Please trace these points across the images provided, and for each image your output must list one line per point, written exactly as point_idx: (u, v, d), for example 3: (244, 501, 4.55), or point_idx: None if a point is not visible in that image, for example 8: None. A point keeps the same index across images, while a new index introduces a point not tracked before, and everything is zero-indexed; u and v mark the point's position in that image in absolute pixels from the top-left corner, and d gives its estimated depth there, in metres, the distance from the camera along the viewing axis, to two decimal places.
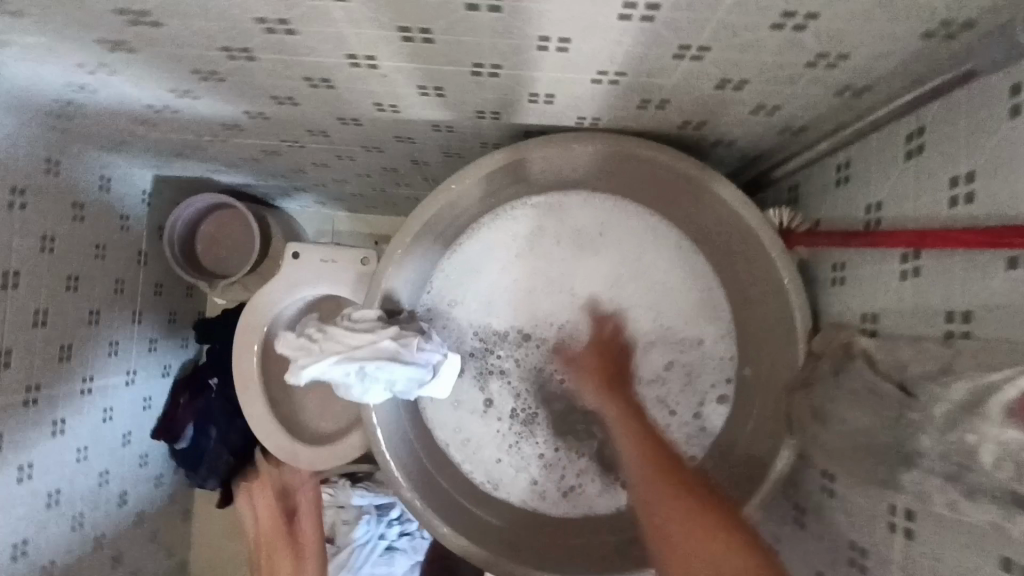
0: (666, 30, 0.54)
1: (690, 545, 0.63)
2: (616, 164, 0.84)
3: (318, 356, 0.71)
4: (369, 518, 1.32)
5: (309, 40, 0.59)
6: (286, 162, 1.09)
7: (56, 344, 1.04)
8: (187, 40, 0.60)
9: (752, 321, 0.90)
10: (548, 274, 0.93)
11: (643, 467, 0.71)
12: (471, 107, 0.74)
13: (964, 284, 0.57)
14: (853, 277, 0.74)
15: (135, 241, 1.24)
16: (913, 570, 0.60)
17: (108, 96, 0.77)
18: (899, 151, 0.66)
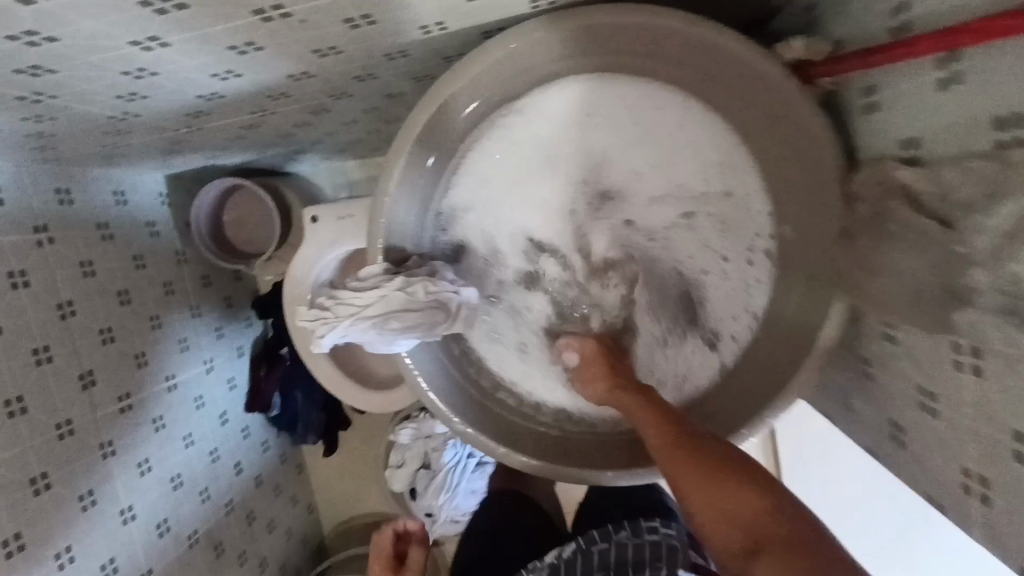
0: None
1: (739, 537, 0.55)
2: (592, 38, 0.73)
3: (332, 322, 0.72)
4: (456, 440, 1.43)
5: (204, 8, 0.54)
6: (270, 131, 1.06)
7: (131, 354, 1.13)
8: (95, 45, 0.57)
9: (782, 174, 0.80)
10: (558, 194, 0.84)
11: (676, 459, 0.64)
12: (411, 24, 0.66)
13: (1007, 83, 0.46)
14: (887, 99, 0.63)
15: (169, 243, 1.28)
16: (983, 407, 0.55)
17: (68, 117, 0.76)
18: None
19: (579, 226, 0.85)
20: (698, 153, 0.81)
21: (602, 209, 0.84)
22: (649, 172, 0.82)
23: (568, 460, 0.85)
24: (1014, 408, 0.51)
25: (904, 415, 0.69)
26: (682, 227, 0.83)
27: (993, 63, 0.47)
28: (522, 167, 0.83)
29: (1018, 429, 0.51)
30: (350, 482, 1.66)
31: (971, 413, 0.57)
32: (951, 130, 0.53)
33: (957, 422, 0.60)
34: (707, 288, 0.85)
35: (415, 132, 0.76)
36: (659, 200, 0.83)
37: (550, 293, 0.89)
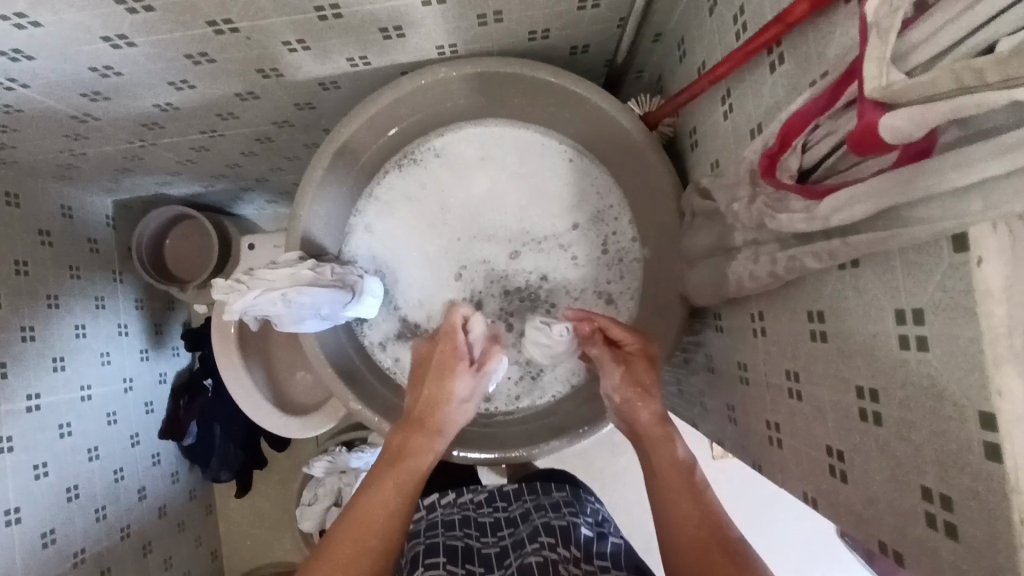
0: None
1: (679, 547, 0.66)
2: (480, 85, 0.92)
3: (244, 292, 0.82)
4: None
5: (167, 13, 0.69)
6: (219, 159, 1.19)
7: (48, 357, 1.15)
8: (70, 35, 0.70)
9: (641, 204, 0.97)
10: (450, 204, 1.00)
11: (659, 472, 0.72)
12: (338, 55, 0.84)
13: (750, 103, 0.65)
14: (700, 134, 0.81)
15: (107, 262, 1.35)
16: (771, 359, 0.68)
17: (33, 111, 0.88)
18: (704, 6, 0.74)
19: (474, 239, 1.00)
20: (564, 180, 1.00)
21: (493, 225, 1.00)
22: (524, 177, 1.00)
23: (470, 444, 0.93)
24: (783, 349, 0.65)
25: (732, 394, 0.82)
26: (552, 229, 1.00)
27: (742, 93, 0.66)
28: (422, 182, 1.00)
29: (789, 366, 0.64)
30: (260, 527, 1.62)
31: (765, 369, 0.70)
32: (727, 146, 0.72)
33: (759, 383, 0.73)
34: (582, 284, 1.00)
35: (329, 154, 0.89)
36: (533, 206, 1.00)
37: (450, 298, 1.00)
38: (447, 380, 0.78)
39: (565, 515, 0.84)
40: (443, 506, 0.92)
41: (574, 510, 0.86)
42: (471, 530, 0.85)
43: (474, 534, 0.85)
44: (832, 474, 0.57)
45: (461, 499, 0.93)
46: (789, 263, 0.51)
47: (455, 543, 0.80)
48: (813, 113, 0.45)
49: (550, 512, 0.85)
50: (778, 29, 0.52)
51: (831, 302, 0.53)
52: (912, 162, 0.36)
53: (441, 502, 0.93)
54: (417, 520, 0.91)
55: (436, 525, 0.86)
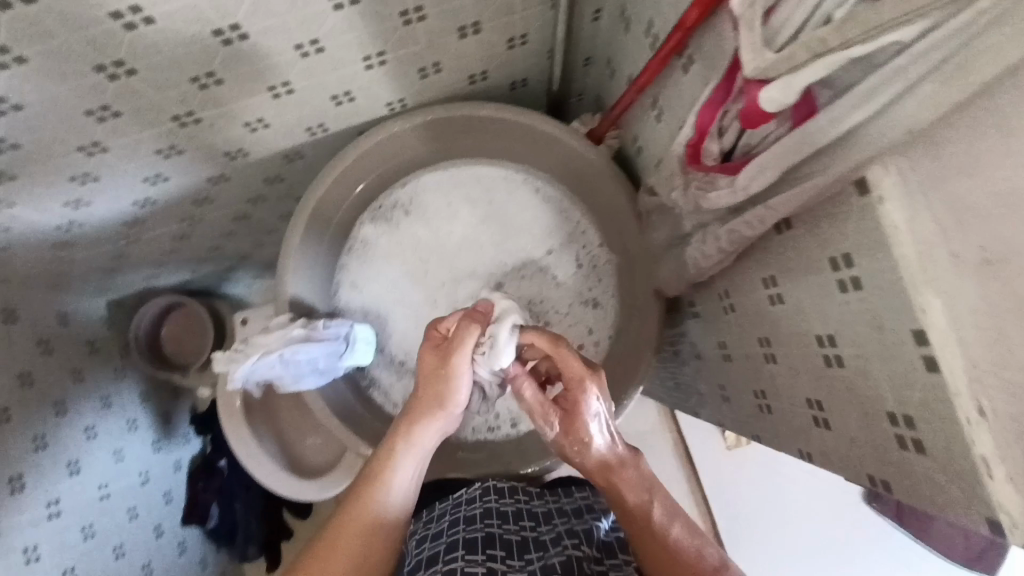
0: (378, 7, 0.70)
1: None
2: (436, 131, 0.98)
3: (244, 358, 0.86)
4: None
5: (134, 116, 0.75)
6: (203, 244, 1.25)
7: (63, 463, 1.17)
8: (48, 150, 0.75)
9: (604, 216, 1.02)
10: (426, 250, 1.03)
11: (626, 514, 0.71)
12: (298, 126, 0.90)
13: (677, 103, 0.71)
14: (642, 138, 0.87)
15: (109, 360, 1.39)
16: (743, 330, 0.73)
17: (21, 229, 0.93)
18: (622, 26, 0.82)
19: (455, 279, 1.02)
20: (531, 209, 1.04)
21: (470, 264, 1.03)
22: (493, 218, 1.04)
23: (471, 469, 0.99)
24: (750, 317, 0.69)
25: (720, 374, 0.85)
26: (528, 258, 1.03)
27: (668, 94, 0.72)
28: (394, 239, 1.03)
29: (760, 334, 0.68)
30: None
31: (741, 342, 0.75)
32: (666, 146, 0.78)
33: (739, 356, 0.77)
34: (567, 299, 1.02)
35: (305, 218, 0.95)
36: (507, 227, 1.04)
37: None
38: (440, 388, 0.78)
39: (588, 520, 0.86)
40: (465, 502, 0.90)
41: (596, 515, 0.89)
42: (493, 522, 0.85)
43: (496, 523, 0.85)
44: (817, 425, 0.60)
45: (481, 492, 0.92)
46: (732, 236, 0.56)
47: (475, 535, 0.80)
48: (720, 101, 0.51)
49: (569, 518, 0.88)
50: (679, 35, 0.59)
51: (777, 265, 0.58)
52: (798, 127, 0.41)
53: (462, 496, 0.92)
54: (437, 514, 0.90)
55: (458, 523, 0.85)
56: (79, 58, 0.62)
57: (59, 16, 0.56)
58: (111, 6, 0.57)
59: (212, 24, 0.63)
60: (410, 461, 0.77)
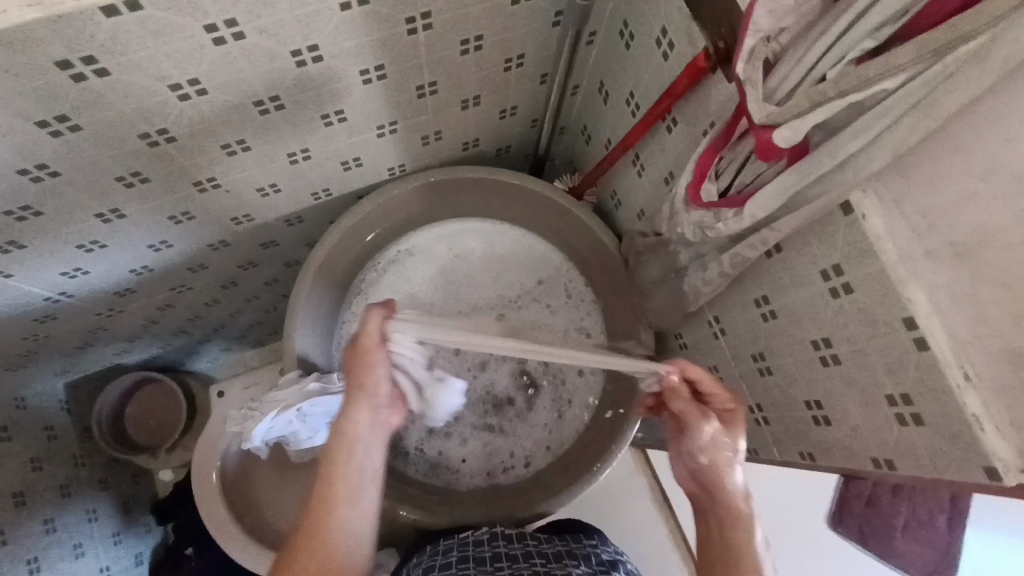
0: (399, 82, 0.78)
1: None
2: (432, 192, 1.06)
3: (259, 418, 0.85)
4: None
5: (159, 182, 0.78)
6: (183, 314, 1.23)
7: (22, 560, 1.08)
8: (67, 217, 0.77)
9: (587, 264, 1.11)
10: (430, 285, 1.10)
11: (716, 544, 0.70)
12: (305, 191, 0.95)
13: (659, 157, 0.82)
14: (622, 192, 0.98)
15: (68, 446, 1.30)
16: (736, 350, 0.82)
17: (9, 301, 0.90)
18: (600, 99, 0.93)
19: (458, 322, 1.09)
20: (523, 252, 1.13)
21: (471, 308, 1.09)
22: (489, 262, 1.12)
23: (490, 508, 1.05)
24: (743, 338, 0.79)
25: None
26: (523, 299, 1.11)
27: (651, 151, 0.84)
28: (399, 281, 1.11)
29: (753, 352, 0.77)
30: None
31: (734, 362, 0.84)
32: (649, 196, 0.89)
33: (732, 376, 0.85)
34: (564, 325, 1.10)
35: (310, 276, 0.99)
36: (503, 271, 1.12)
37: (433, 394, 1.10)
38: (367, 384, 0.76)
39: (597, 568, 0.85)
40: (474, 543, 0.94)
41: (608, 566, 0.87)
42: (502, 564, 0.87)
43: (503, 565, 0.86)
44: (817, 423, 0.69)
45: (491, 536, 0.95)
46: (735, 260, 0.66)
47: None
48: (719, 147, 0.62)
49: (579, 563, 0.86)
50: (668, 101, 0.71)
51: (769, 285, 0.68)
52: (794, 164, 0.51)
53: (474, 537, 0.95)
54: (448, 550, 0.93)
55: (467, 560, 0.88)
56: (127, 128, 0.66)
57: (123, 88, 0.60)
58: (173, 78, 0.62)
59: (256, 95, 0.69)
60: (355, 475, 0.74)
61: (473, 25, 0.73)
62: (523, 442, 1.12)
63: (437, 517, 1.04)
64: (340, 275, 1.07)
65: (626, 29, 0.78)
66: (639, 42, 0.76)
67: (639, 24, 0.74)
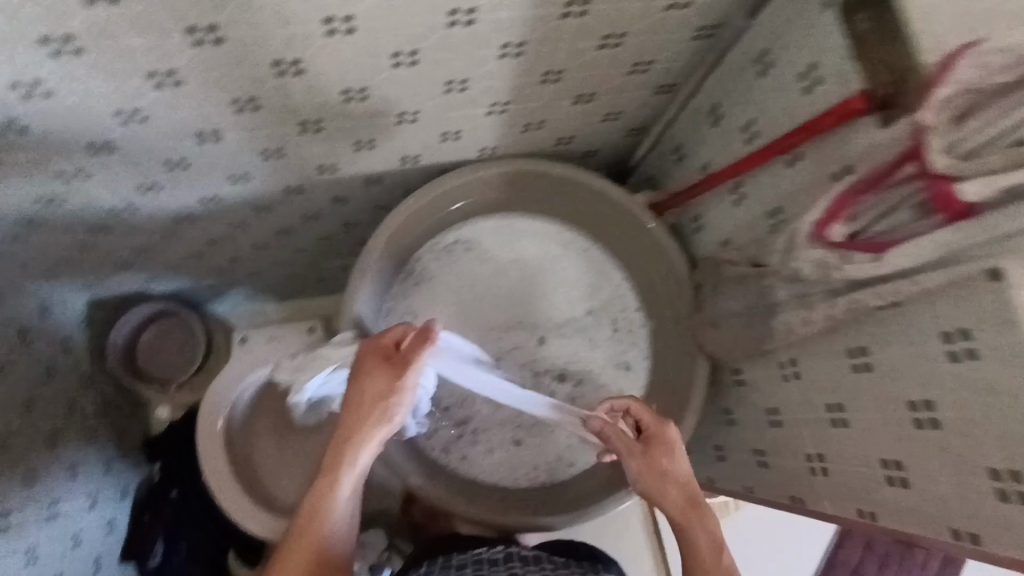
0: (531, 63, 0.77)
1: None
2: (508, 183, 1.05)
3: (315, 371, 0.83)
4: None
5: (269, 114, 0.76)
6: (227, 253, 1.19)
7: (20, 471, 1.04)
8: (169, 130, 0.75)
9: (651, 284, 1.09)
10: (483, 276, 1.09)
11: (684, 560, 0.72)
12: (396, 153, 0.92)
13: (767, 192, 0.81)
14: (706, 219, 0.97)
15: (78, 364, 1.26)
16: (808, 398, 0.81)
17: (75, 205, 0.87)
18: (705, 123, 0.90)
19: (509, 318, 1.08)
20: (580, 262, 1.12)
21: (523, 306, 1.09)
22: (548, 266, 1.11)
23: (512, 514, 1.02)
24: (821, 385, 0.78)
25: (761, 439, 0.93)
26: (574, 307, 1.10)
27: (760, 182, 0.82)
28: (451, 269, 1.09)
29: (829, 401, 0.77)
30: None
31: (801, 409, 0.83)
32: (742, 227, 0.88)
33: (794, 420, 0.85)
34: (609, 340, 1.10)
35: (379, 247, 0.99)
36: (560, 277, 1.11)
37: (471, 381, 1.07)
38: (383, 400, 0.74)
39: None
40: (488, 561, 0.88)
41: None
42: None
43: None
44: (890, 483, 0.69)
45: (508, 556, 0.89)
46: (849, 305, 0.66)
47: None
48: (860, 192, 0.63)
49: None
50: (802, 136, 0.70)
51: (873, 338, 0.68)
52: (951, 224, 0.54)
53: (487, 553, 0.89)
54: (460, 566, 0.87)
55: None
56: (264, 51, 0.65)
57: (278, 10, 0.59)
58: (330, 12, 0.61)
59: (396, 47, 0.68)
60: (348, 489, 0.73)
61: (619, 22, 0.72)
62: (546, 450, 1.08)
63: (460, 511, 1.01)
64: (403, 247, 1.05)
65: (762, 57, 0.76)
66: (774, 71, 0.75)
67: (785, 55, 0.73)
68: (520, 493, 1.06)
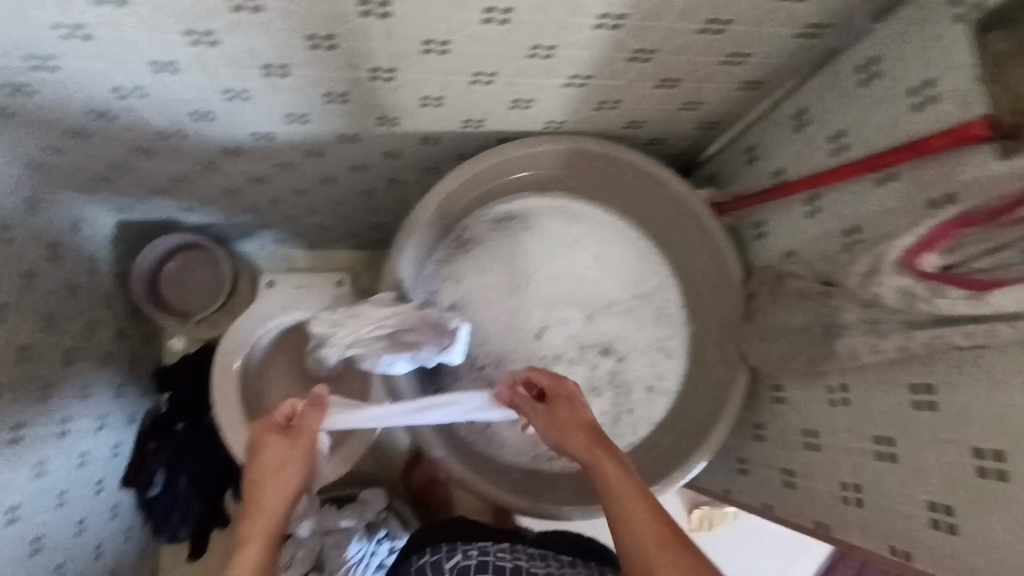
0: (625, 38, 0.72)
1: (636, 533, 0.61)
2: (571, 161, 1.00)
3: (352, 331, 0.85)
4: (360, 535, 1.21)
5: (343, 54, 0.72)
6: (266, 193, 1.16)
7: (37, 384, 1.03)
8: (237, 57, 0.71)
9: (697, 285, 1.06)
10: (531, 252, 1.06)
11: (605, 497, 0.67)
12: (461, 114, 0.89)
13: (847, 209, 0.77)
14: (770, 227, 0.93)
15: (101, 285, 1.24)
16: (854, 426, 0.78)
17: (124, 122, 0.84)
18: (789, 127, 0.86)
19: (553, 298, 1.05)
20: (633, 249, 1.08)
21: (569, 286, 1.06)
22: (601, 250, 1.07)
23: (526, 498, 1.00)
24: (873, 416, 0.75)
25: (791, 459, 0.90)
26: (622, 294, 1.07)
27: (841, 197, 0.78)
28: (500, 239, 1.06)
29: (878, 433, 0.74)
30: None
31: (844, 437, 0.80)
32: (810, 241, 0.84)
33: (833, 447, 0.82)
34: (650, 336, 1.06)
35: (431, 208, 0.97)
36: (611, 262, 1.07)
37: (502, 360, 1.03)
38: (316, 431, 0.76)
39: None
40: (495, 551, 0.89)
41: None
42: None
43: None
44: (935, 527, 0.67)
45: (514, 549, 0.90)
46: (927, 340, 0.63)
47: None
48: (966, 224, 0.59)
49: None
50: (905, 156, 0.66)
51: (943, 377, 0.65)
52: None
53: (491, 546, 0.90)
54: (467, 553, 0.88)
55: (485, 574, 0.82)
56: None
57: None
58: None
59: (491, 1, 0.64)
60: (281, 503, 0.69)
61: (728, 6, 0.68)
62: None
63: (475, 486, 0.99)
64: (452, 211, 1.01)
65: (871, 64, 0.71)
66: (882, 81, 0.70)
67: (898, 66, 0.68)
68: (535, 476, 1.05)
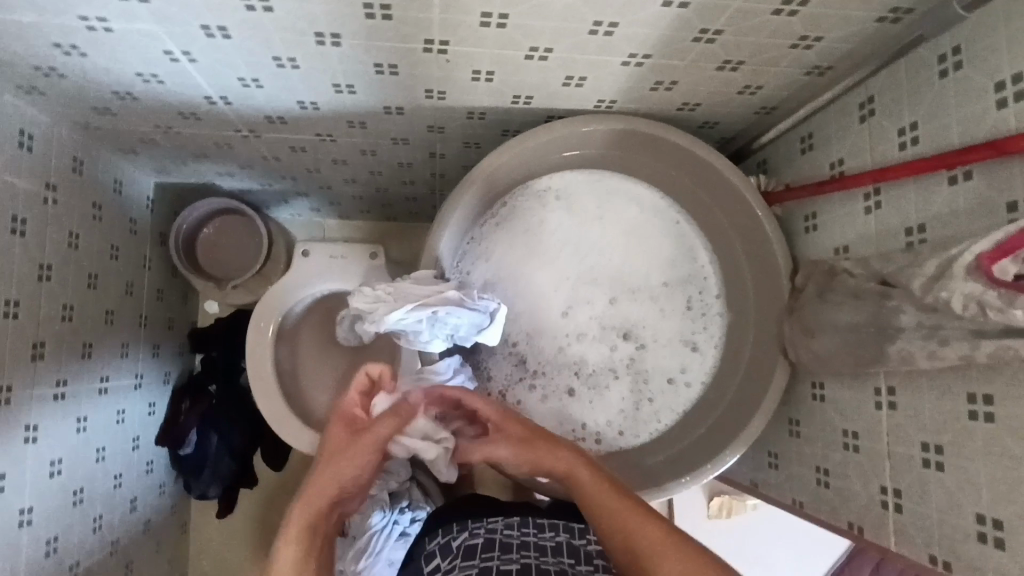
0: (692, 17, 0.69)
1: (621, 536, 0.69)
2: (618, 141, 0.98)
3: (394, 305, 0.83)
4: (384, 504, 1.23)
5: (399, 25, 0.70)
6: (306, 161, 1.15)
7: (80, 342, 1.05)
8: (292, 24, 0.69)
9: (739, 275, 1.03)
10: (567, 232, 1.04)
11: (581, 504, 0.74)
12: (511, 91, 0.86)
13: (912, 206, 0.74)
14: (823, 220, 0.90)
15: (141, 245, 1.25)
16: (900, 431, 0.76)
17: (173, 86, 0.83)
18: (854, 117, 0.82)
19: (593, 279, 1.04)
20: (664, 238, 1.05)
21: (607, 267, 1.04)
22: (633, 235, 1.05)
23: None
24: (921, 422, 0.73)
25: (828, 459, 0.89)
26: (648, 283, 1.04)
27: (904, 193, 0.75)
28: (537, 217, 1.04)
29: (926, 440, 0.72)
30: (238, 552, 1.47)
31: (888, 441, 0.78)
32: (868, 237, 0.81)
33: (875, 450, 0.81)
34: (669, 332, 1.04)
35: (476, 183, 0.95)
36: (644, 248, 1.05)
37: (536, 338, 1.04)
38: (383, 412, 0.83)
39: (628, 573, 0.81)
40: (505, 527, 0.92)
41: None
42: (531, 553, 0.83)
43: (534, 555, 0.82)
44: (981, 540, 0.65)
45: (523, 522, 0.93)
46: (993, 349, 0.60)
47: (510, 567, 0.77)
48: None
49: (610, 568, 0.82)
50: (984, 155, 0.62)
51: (1005, 388, 0.62)
52: None
53: (500, 523, 0.93)
54: (477, 529, 0.91)
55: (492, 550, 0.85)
56: None
57: None
58: None
59: None
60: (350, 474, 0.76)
61: None
62: (597, 418, 1.04)
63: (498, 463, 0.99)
64: (494, 187, 1.00)
65: (954, 54, 0.68)
66: (964, 73, 0.66)
67: (985, 57, 0.64)
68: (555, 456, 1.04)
